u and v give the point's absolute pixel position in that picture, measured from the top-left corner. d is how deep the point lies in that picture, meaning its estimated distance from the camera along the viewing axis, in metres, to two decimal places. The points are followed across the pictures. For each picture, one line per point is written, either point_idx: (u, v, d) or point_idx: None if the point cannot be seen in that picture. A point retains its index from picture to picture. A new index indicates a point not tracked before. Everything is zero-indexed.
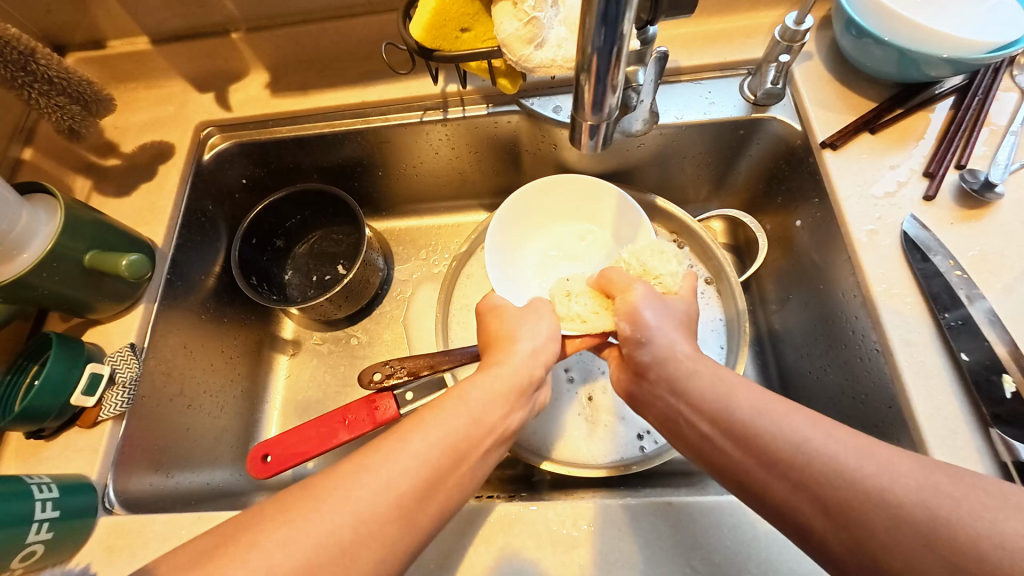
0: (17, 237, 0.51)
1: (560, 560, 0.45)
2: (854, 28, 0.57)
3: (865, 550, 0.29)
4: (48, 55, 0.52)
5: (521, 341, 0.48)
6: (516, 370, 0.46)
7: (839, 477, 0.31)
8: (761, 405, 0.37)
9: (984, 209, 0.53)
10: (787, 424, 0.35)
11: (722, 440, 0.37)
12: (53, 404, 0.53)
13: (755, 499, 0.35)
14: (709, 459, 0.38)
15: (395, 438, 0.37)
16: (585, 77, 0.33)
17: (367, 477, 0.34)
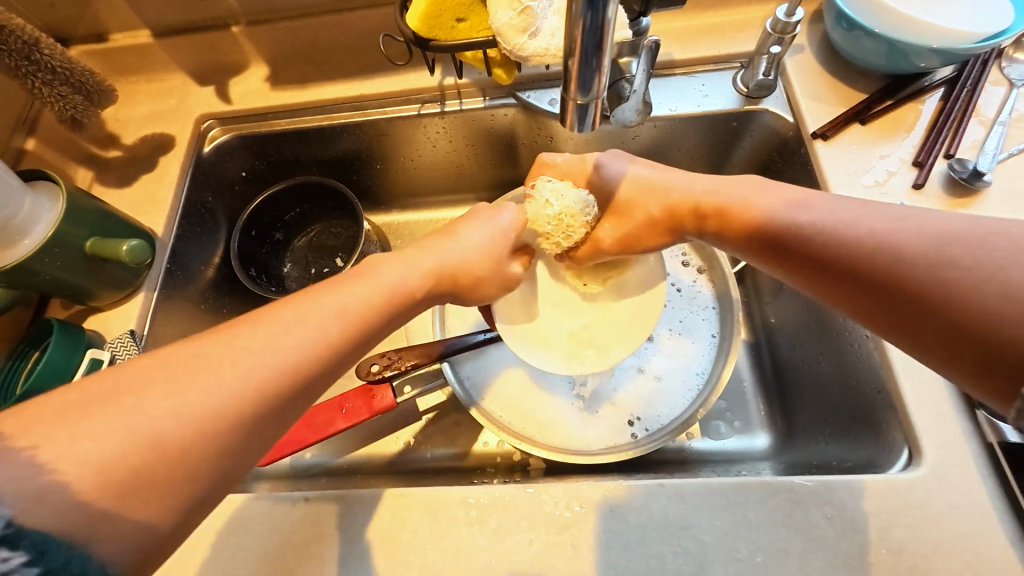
0: (20, 222, 0.51)
1: (552, 540, 0.46)
2: (845, 21, 0.57)
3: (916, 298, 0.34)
4: (52, 45, 0.53)
5: (465, 232, 0.49)
6: (448, 255, 0.47)
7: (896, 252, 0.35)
8: (806, 211, 0.41)
9: (973, 197, 0.54)
10: (845, 219, 0.39)
11: (791, 243, 0.41)
12: (53, 389, 0.54)
13: (821, 281, 0.39)
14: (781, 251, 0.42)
15: (319, 294, 0.39)
16: (571, 58, 0.33)
17: (292, 340, 0.35)
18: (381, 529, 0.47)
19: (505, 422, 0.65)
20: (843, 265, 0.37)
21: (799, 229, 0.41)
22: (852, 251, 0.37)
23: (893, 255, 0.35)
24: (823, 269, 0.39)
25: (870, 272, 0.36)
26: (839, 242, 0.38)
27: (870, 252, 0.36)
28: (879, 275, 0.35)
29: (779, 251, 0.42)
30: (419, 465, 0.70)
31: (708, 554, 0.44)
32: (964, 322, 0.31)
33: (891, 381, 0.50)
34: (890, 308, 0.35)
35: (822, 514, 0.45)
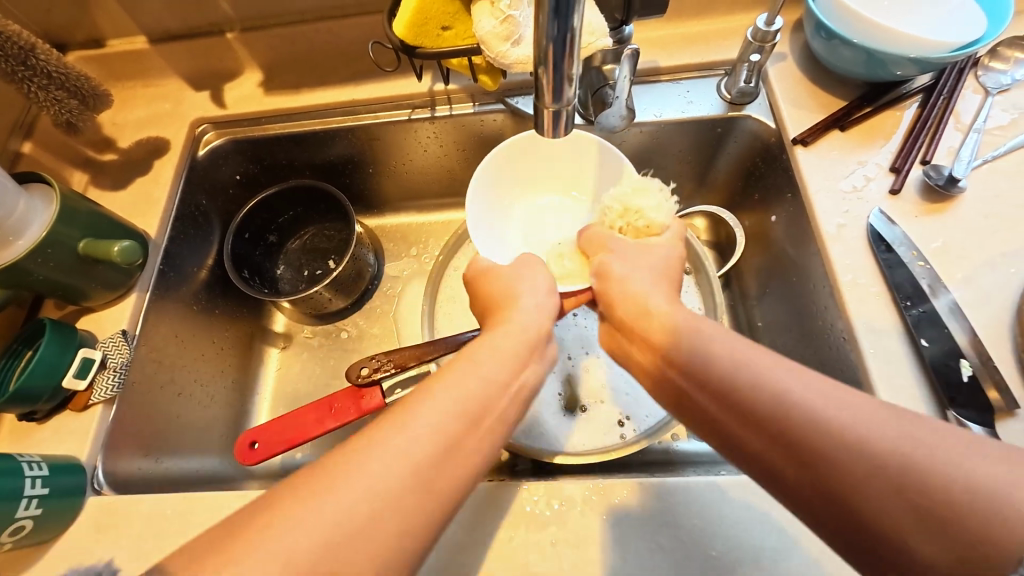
0: (15, 223, 0.53)
1: (533, 538, 0.46)
2: (824, 31, 0.59)
3: (831, 489, 0.30)
4: (48, 50, 0.54)
5: (523, 298, 0.48)
6: (525, 328, 0.45)
7: (814, 426, 0.31)
8: (742, 356, 0.37)
9: (948, 202, 0.55)
10: (762, 377, 0.35)
11: (700, 395, 0.37)
12: (45, 387, 0.55)
13: (727, 446, 0.36)
14: (685, 404, 0.38)
15: (398, 410, 0.36)
16: (541, 68, 0.34)
17: (376, 460, 0.32)
18: None
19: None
20: (774, 434, 0.33)
21: (727, 376, 0.36)
22: (786, 416, 0.32)
23: (831, 434, 0.31)
24: (748, 429, 0.34)
25: (799, 447, 0.31)
26: (770, 405, 0.33)
27: (803, 426, 0.32)
28: (808, 455, 0.31)
29: (702, 398, 0.37)
30: None
31: (685, 552, 0.45)
32: (888, 529, 0.28)
33: (864, 381, 0.50)
34: (813, 488, 0.31)
35: (797, 512, 0.45)
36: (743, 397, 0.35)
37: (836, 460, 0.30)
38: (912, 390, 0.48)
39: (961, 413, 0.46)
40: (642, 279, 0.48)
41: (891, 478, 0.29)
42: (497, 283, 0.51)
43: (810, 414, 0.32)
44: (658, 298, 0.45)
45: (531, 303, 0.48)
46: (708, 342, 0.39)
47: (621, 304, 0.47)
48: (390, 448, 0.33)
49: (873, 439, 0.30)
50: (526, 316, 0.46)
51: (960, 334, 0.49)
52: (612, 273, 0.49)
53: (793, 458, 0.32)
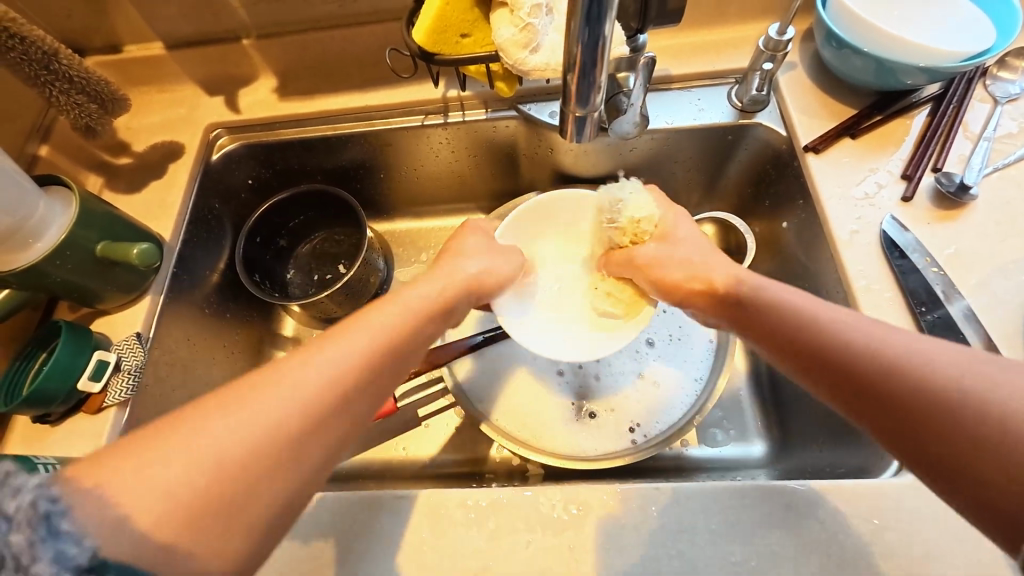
0: (34, 225, 0.53)
1: (550, 543, 0.46)
2: (834, 40, 0.59)
3: (900, 407, 0.33)
4: (70, 55, 0.55)
5: (465, 260, 0.53)
6: (452, 276, 0.51)
7: (886, 357, 0.35)
8: (810, 303, 0.41)
9: (960, 209, 0.56)
10: (827, 315, 0.39)
11: (779, 336, 0.41)
12: (60, 389, 0.55)
13: (816, 381, 0.39)
14: (779, 350, 0.42)
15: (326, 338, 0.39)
16: (571, 72, 0.35)
17: (322, 362, 0.37)
18: (381, 528, 0.48)
19: (509, 429, 0.66)
20: (824, 367, 0.38)
21: (786, 315, 0.41)
22: (826, 344, 0.38)
23: (875, 354, 0.35)
24: (797, 361, 0.40)
25: (843, 367, 0.36)
26: (813, 334, 0.39)
27: (849, 352, 0.36)
28: (854, 376, 0.36)
29: (756, 331, 0.44)
30: (418, 470, 0.70)
31: (703, 557, 0.45)
32: (935, 434, 0.31)
33: None
34: (861, 399, 0.35)
35: (817, 518, 0.45)
36: (790, 329, 0.41)
37: (903, 381, 0.33)
38: None
39: None
40: (693, 253, 0.52)
41: (969, 391, 0.31)
42: (460, 245, 0.56)
43: (880, 345, 0.35)
44: (711, 267, 0.49)
45: (472, 263, 0.53)
46: (726, 278, 0.47)
47: (667, 276, 0.51)
48: (342, 354, 0.38)
49: (940, 359, 0.33)
50: (434, 284, 0.49)
51: (976, 340, 0.49)
52: (644, 259, 0.54)
53: (841, 379, 0.36)
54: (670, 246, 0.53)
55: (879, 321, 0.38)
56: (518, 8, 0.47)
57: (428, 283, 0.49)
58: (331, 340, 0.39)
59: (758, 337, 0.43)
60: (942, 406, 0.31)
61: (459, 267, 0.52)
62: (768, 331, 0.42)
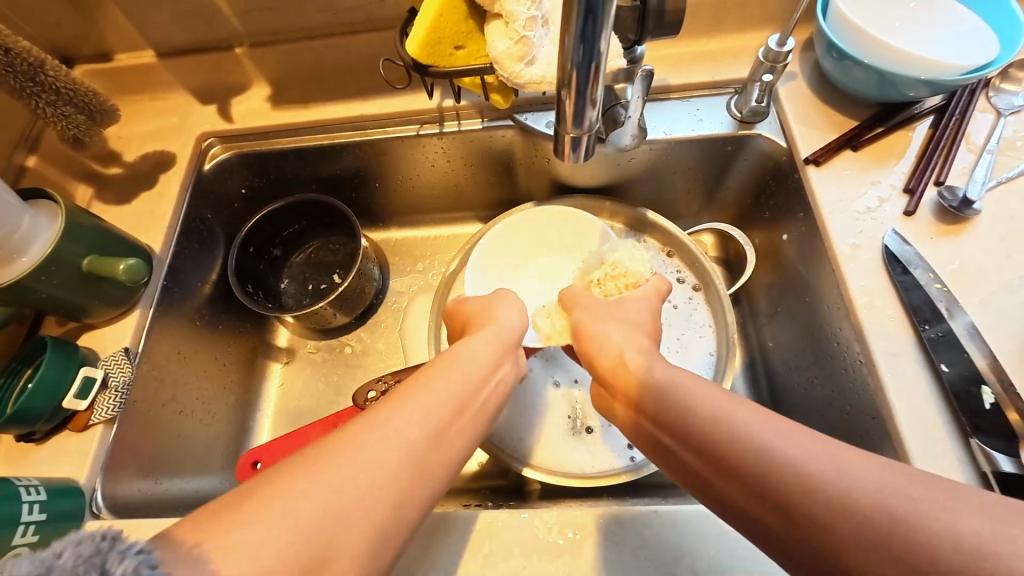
0: (19, 241, 0.52)
1: (546, 569, 0.45)
2: (835, 51, 0.58)
3: (829, 559, 0.31)
4: (57, 66, 0.54)
5: (495, 315, 0.52)
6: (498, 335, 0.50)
7: (807, 493, 0.32)
8: (718, 409, 0.38)
9: (963, 224, 0.55)
10: (732, 426, 0.36)
11: (680, 449, 0.38)
12: (46, 407, 0.54)
13: (721, 506, 0.36)
14: (691, 473, 0.38)
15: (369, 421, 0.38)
16: (566, 90, 0.34)
17: (395, 426, 0.37)
18: None
19: (504, 443, 0.65)
20: (735, 478, 0.35)
21: (689, 422, 0.38)
22: (759, 466, 0.34)
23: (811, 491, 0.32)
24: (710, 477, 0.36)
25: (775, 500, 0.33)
26: (716, 439, 0.36)
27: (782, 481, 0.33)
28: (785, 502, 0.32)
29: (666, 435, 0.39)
30: None
31: None
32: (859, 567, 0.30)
33: (883, 407, 0.49)
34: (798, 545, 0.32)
35: None
36: (708, 437, 0.37)
37: (830, 528, 0.31)
38: (933, 415, 0.47)
39: (984, 441, 0.45)
40: (621, 338, 0.48)
41: (896, 528, 0.29)
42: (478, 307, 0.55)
43: (804, 479, 0.32)
44: (632, 358, 0.45)
45: (506, 319, 0.52)
46: (633, 364, 0.44)
47: (600, 357, 0.47)
48: (381, 442, 0.36)
49: (855, 494, 0.31)
50: (485, 343, 0.48)
51: (980, 358, 0.48)
52: (585, 328, 0.51)
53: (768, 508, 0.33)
54: (616, 308, 0.53)
55: (789, 431, 0.35)
56: (514, 20, 0.46)
57: (455, 360, 0.45)
58: (372, 429, 0.37)
59: (664, 452, 0.40)
60: (858, 538, 0.30)
61: (490, 331, 0.50)
62: (666, 446, 0.39)
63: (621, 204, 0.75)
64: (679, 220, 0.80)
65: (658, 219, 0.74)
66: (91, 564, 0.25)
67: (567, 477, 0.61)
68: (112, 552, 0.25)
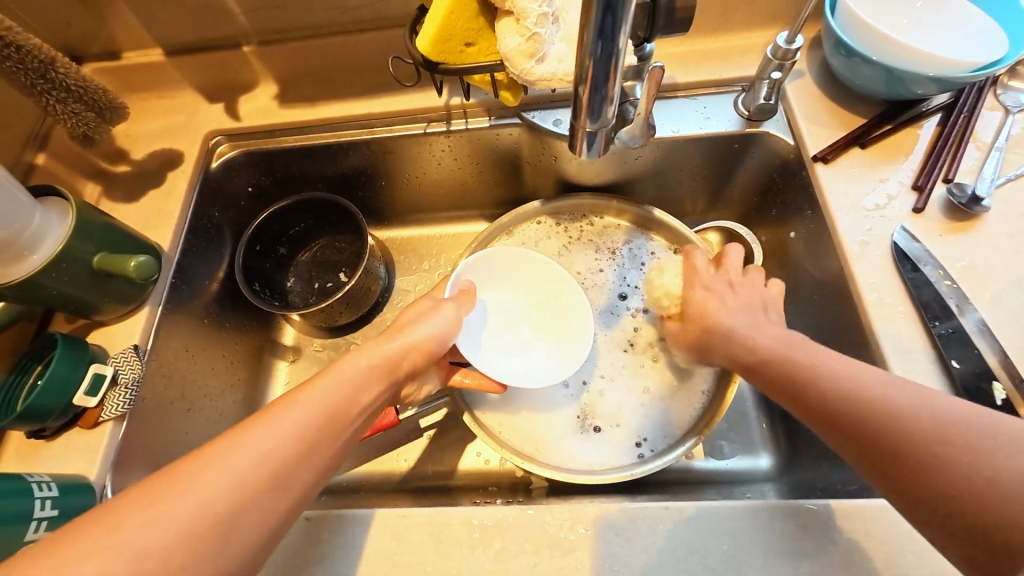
0: (30, 238, 0.52)
1: (558, 564, 0.45)
2: (843, 48, 0.58)
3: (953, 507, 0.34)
4: (68, 64, 0.54)
5: (416, 325, 0.51)
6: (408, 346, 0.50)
7: (940, 448, 0.35)
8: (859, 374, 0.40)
9: (973, 221, 0.55)
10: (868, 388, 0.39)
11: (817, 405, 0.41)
12: (56, 404, 0.54)
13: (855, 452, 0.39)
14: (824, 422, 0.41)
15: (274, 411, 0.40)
16: (582, 85, 0.35)
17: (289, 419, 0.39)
18: (383, 547, 0.47)
19: (511, 440, 0.65)
20: (865, 432, 0.38)
21: (822, 379, 0.41)
22: (891, 427, 0.37)
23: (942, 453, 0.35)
24: (837, 427, 0.40)
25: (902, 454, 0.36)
26: (850, 400, 0.39)
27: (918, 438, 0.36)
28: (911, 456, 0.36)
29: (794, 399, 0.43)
30: (419, 483, 0.70)
31: None
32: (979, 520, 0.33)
33: None
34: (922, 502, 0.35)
35: (832, 539, 0.44)
36: (837, 391, 0.40)
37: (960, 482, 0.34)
38: None
39: None
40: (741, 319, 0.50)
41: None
42: (402, 316, 0.53)
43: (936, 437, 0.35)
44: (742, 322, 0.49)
45: (427, 329, 0.51)
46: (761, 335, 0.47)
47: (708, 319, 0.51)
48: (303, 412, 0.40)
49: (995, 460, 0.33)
50: (396, 348, 0.49)
51: (990, 354, 0.48)
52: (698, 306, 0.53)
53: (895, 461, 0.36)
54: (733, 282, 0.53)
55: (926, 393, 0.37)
56: (525, 17, 0.46)
57: (357, 358, 0.46)
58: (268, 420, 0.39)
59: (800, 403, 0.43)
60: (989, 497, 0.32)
61: (409, 337, 0.50)
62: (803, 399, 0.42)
63: (628, 202, 0.75)
64: (685, 218, 0.81)
65: (665, 217, 0.74)
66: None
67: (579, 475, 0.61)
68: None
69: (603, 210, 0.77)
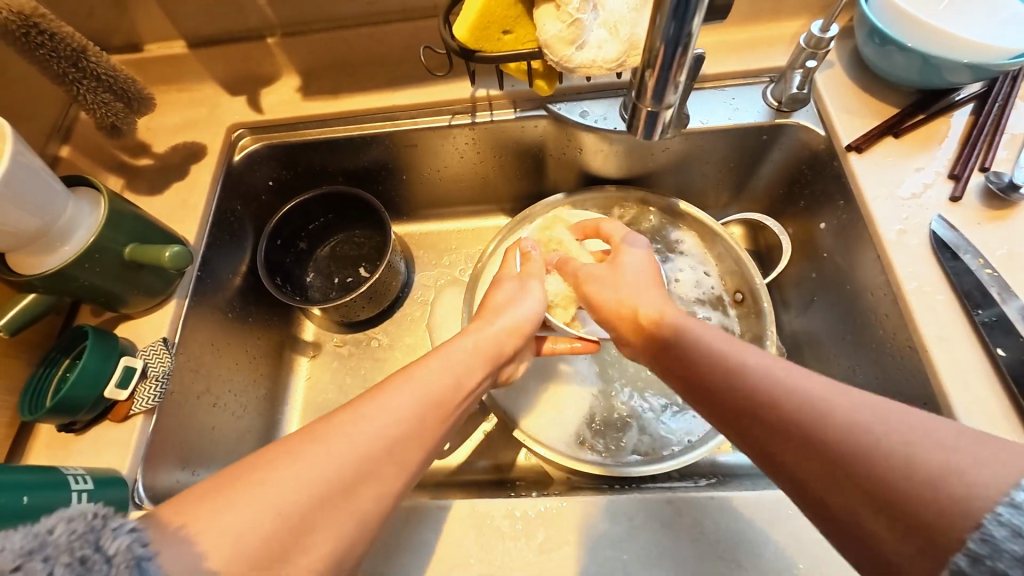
0: (61, 228, 0.51)
1: (602, 555, 0.45)
2: (877, 36, 0.58)
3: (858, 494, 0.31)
4: (99, 53, 0.53)
5: (509, 309, 0.54)
6: (497, 333, 0.51)
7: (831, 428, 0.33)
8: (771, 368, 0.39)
9: (1010, 209, 0.55)
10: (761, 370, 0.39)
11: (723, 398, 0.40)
12: (88, 397, 0.53)
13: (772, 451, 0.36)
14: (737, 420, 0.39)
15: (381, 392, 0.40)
16: (650, 68, 0.38)
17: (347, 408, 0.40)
18: (421, 540, 0.47)
19: (563, 447, 0.64)
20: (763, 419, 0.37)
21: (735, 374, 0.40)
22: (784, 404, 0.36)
23: (838, 432, 0.32)
24: (754, 431, 0.37)
25: (802, 438, 0.34)
26: (758, 388, 0.38)
27: (801, 416, 0.35)
28: (814, 442, 0.33)
29: (730, 409, 0.39)
30: (446, 477, 0.69)
31: (761, 569, 0.44)
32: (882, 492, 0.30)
33: (937, 392, 0.49)
34: (833, 490, 0.32)
35: None
36: (755, 389, 0.38)
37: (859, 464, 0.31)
38: (989, 399, 0.47)
39: None
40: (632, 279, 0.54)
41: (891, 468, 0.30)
42: (496, 296, 0.56)
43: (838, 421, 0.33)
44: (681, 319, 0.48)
45: (523, 311, 0.54)
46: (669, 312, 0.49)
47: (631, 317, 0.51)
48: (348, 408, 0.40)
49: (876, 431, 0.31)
50: (500, 331, 0.51)
51: None
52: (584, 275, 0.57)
53: (810, 454, 0.33)
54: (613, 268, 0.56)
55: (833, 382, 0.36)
56: (567, 3, 0.46)
57: (461, 343, 0.48)
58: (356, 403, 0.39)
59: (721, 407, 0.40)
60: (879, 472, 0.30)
61: (505, 319, 0.52)
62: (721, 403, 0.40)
63: (653, 193, 0.75)
64: (707, 212, 0.80)
65: (690, 209, 0.73)
66: (85, 541, 0.25)
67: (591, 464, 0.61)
68: (105, 530, 0.26)
69: (626, 202, 0.76)
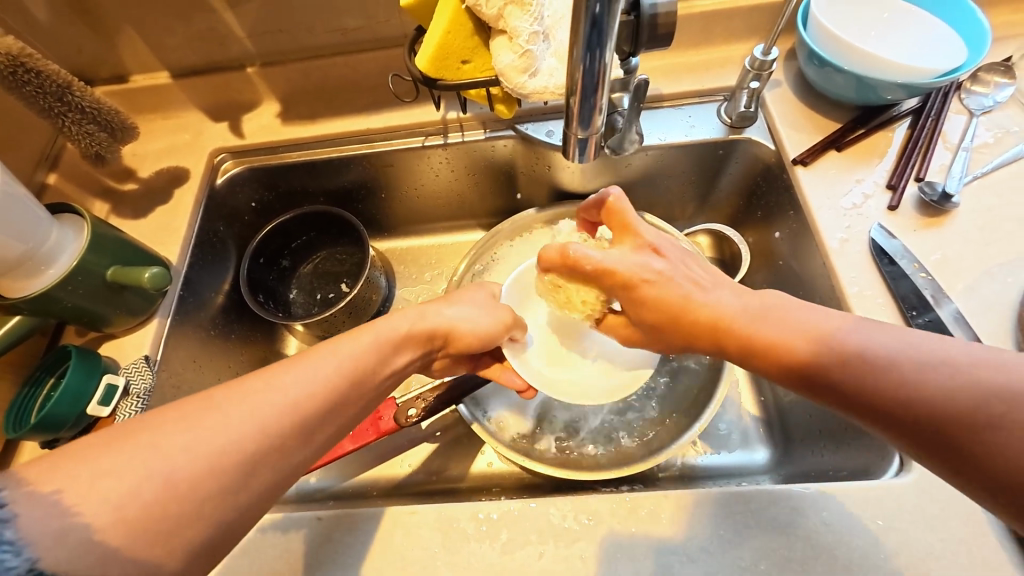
0: (46, 253, 0.54)
1: (562, 553, 0.47)
2: (816, 59, 0.62)
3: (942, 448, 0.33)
4: (83, 87, 0.57)
5: (449, 307, 0.54)
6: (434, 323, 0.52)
7: (898, 383, 0.35)
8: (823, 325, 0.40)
9: (944, 216, 0.58)
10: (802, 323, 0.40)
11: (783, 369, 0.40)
12: (69, 414, 0.55)
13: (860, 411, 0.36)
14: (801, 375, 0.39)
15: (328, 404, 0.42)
16: (573, 96, 0.42)
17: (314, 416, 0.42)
18: (393, 545, 0.49)
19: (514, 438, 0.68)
20: (832, 378, 0.37)
21: (787, 328, 0.41)
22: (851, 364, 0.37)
23: (898, 379, 0.35)
24: (827, 391, 0.38)
25: (872, 395, 0.35)
26: (803, 341, 0.39)
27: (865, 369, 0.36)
28: (913, 409, 0.34)
29: (807, 377, 0.39)
30: (425, 486, 0.71)
31: (715, 563, 0.46)
32: (1002, 460, 0.31)
33: None
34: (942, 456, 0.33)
35: (819, 521, 0.47)
36: (820, 356, 0.38)
37: (940, 416, 0.33)
38: None
39: None
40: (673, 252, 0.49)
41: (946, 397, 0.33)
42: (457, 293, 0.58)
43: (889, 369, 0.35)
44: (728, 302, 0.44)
45: (455, 311, 0.54)
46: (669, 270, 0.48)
47: (660, 304, 0.47)
48: None
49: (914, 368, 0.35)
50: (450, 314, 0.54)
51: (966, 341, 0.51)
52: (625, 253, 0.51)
53: (888, 414, 0.35)
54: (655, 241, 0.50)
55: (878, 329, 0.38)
56: (518, 35, 0.49)
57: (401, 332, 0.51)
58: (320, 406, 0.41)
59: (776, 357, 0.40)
60: (933, 411, 0.33)
61: (441, 315, 0.53)
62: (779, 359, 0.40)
63: None
64: (674, 223, 0.83)
65: (657, 222, 0.76)
66: None
67: (560, 469, 0.62)
68: None
69: None
